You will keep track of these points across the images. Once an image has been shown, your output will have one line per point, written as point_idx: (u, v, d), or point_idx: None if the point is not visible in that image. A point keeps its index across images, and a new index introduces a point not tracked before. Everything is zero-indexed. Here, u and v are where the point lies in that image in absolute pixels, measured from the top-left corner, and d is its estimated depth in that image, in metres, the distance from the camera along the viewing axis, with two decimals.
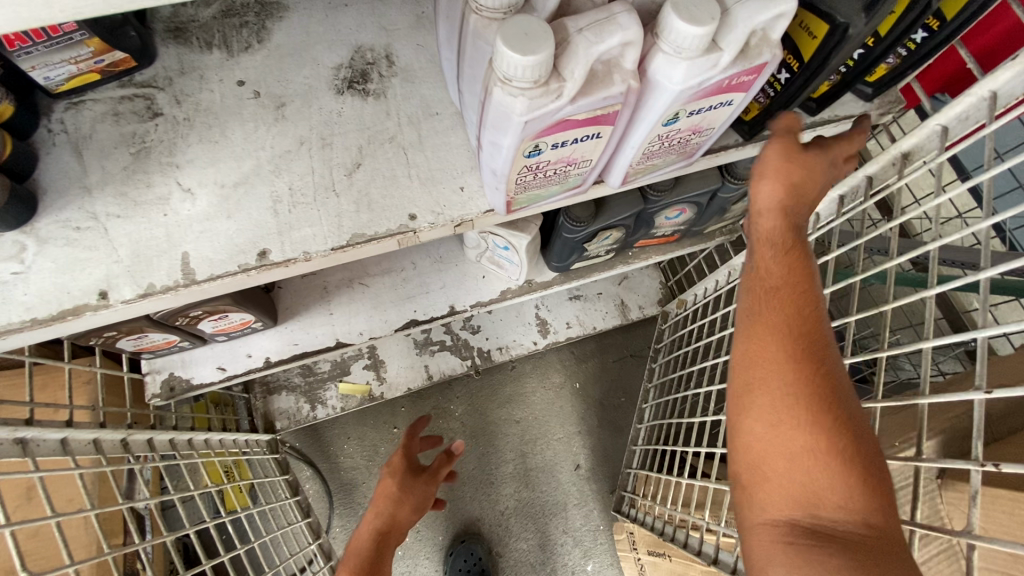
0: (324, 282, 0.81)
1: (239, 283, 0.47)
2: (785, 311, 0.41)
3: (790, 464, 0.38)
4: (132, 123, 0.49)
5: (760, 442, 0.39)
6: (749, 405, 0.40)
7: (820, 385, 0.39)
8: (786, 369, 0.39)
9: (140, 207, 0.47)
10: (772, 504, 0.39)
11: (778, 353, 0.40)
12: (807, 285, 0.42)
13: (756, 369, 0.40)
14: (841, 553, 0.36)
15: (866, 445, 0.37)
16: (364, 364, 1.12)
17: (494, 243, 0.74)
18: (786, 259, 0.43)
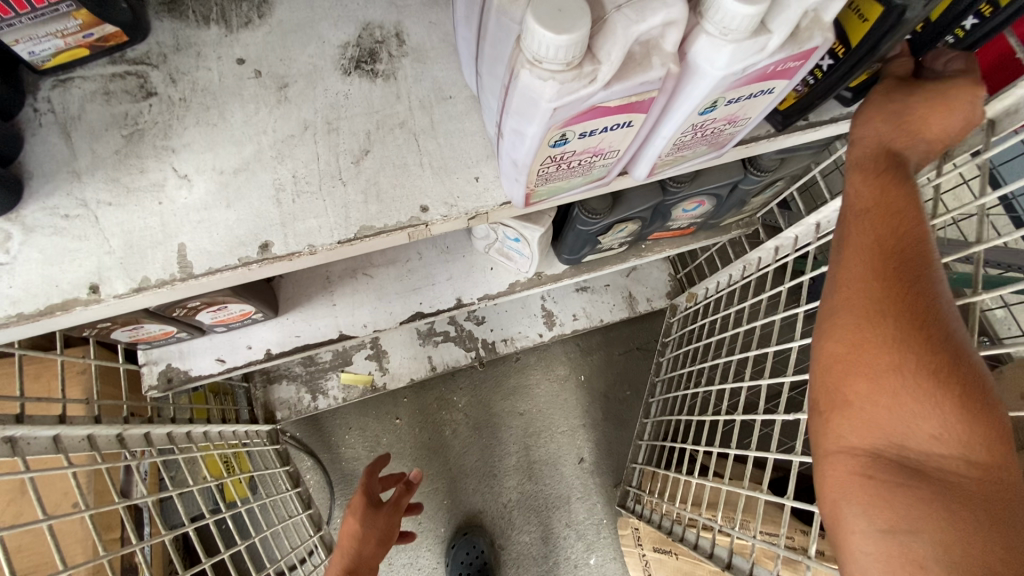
0: (327, 272, 0.79)
1: (239, 277, 0.44)
2: (881, 232, 0.40)
3: (880, 405, 0.39)
4: (124, 103, 0.46)
5: (853, 376, 0.40)
6: (836, 329, 0.41)
7: (932, 328, 0.37)
8: (891, 308, 0.38)
9: (133, 194, 0.43)
10: (854, 434, 0.40)
11: (879, 291, 0.39)
12: (910, 205, 0.40)
13: (851, 295, 0.40)
14: (934, 486, 0.37)
15: (972, 378, 0.37)
16: (366, 354, 1.10)
17: (504, 234, 0.71)
18: (888, 193, 0.41)
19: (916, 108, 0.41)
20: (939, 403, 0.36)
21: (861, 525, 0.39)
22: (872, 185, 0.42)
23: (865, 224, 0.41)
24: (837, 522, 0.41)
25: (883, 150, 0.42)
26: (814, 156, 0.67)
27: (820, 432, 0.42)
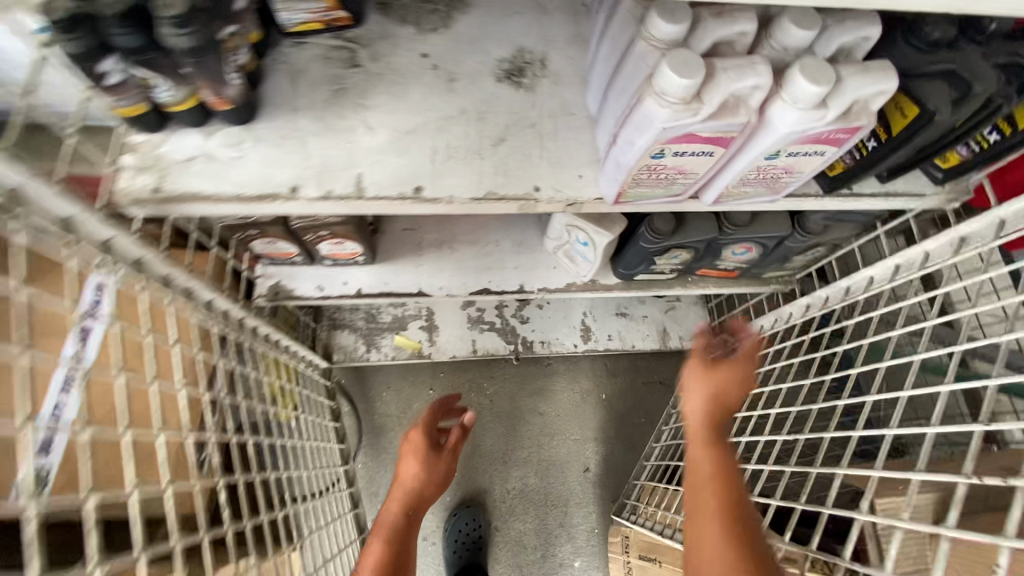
0: (420, 238, 0.93)
1: (391, 207, 0.58)
2: (699, 441, 0.61)
3: (700, 513, 0.55)
4: (337, 67, 0.62)
5: (703, 485, 0.57)
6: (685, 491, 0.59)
7: (739, 492, 0.56)
8: (718, 470, 0.57)
9: (333, 131, 0.59)
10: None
11: (716, 460, 0.59)
12: (720, 391, 0.63)
13: (691, 469, 0.59)
14: None
15: (741, 519, 0.54)
16: (420, 324, 1.24)
17: (576, 237, 0.84)
18: (707, 381, 0.63)
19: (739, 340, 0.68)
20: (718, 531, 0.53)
21: None
22: (699, 416, 0.62)
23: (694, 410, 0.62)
24: None
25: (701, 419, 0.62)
26: (856, 229, 0.78)
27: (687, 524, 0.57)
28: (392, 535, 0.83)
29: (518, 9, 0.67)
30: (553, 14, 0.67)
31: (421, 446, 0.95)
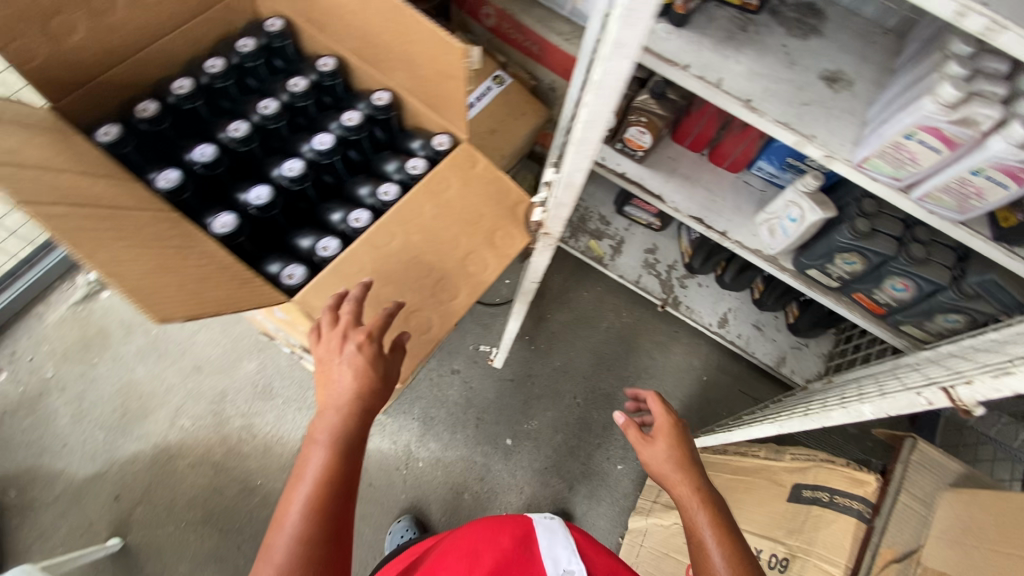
0: (677, 167, 1.31)
1: (726, 103, 0.96)
2: (674, 484, 0.75)
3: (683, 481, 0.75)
4: (733, 26, 1.02)
5: (682, 475, 0.75)
6: (661, 475, 0.77)
7: (702, 475, 0.76)
8: (683, 460, 0.76)
9: (718, 52, 0.98)
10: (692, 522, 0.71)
11: (680, 454, 0.77)
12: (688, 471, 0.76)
13: (664, 470, 0.77)
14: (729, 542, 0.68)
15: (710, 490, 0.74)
16: (610, 242, 1.59)
17: (788, 212, 1.15)
18: (668, 470, 0.77)
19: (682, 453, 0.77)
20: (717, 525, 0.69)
21: None
22: (673, 478, 0.76)
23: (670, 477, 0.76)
24: None
25: (676, 466, 0.76)
26: (998, 309, 1.02)
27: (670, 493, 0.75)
28: (330, 470, 0.57)
29: (850, 50, 1.03)
30: (870, 63, 1.02)
31: (356, 355, 0.60)
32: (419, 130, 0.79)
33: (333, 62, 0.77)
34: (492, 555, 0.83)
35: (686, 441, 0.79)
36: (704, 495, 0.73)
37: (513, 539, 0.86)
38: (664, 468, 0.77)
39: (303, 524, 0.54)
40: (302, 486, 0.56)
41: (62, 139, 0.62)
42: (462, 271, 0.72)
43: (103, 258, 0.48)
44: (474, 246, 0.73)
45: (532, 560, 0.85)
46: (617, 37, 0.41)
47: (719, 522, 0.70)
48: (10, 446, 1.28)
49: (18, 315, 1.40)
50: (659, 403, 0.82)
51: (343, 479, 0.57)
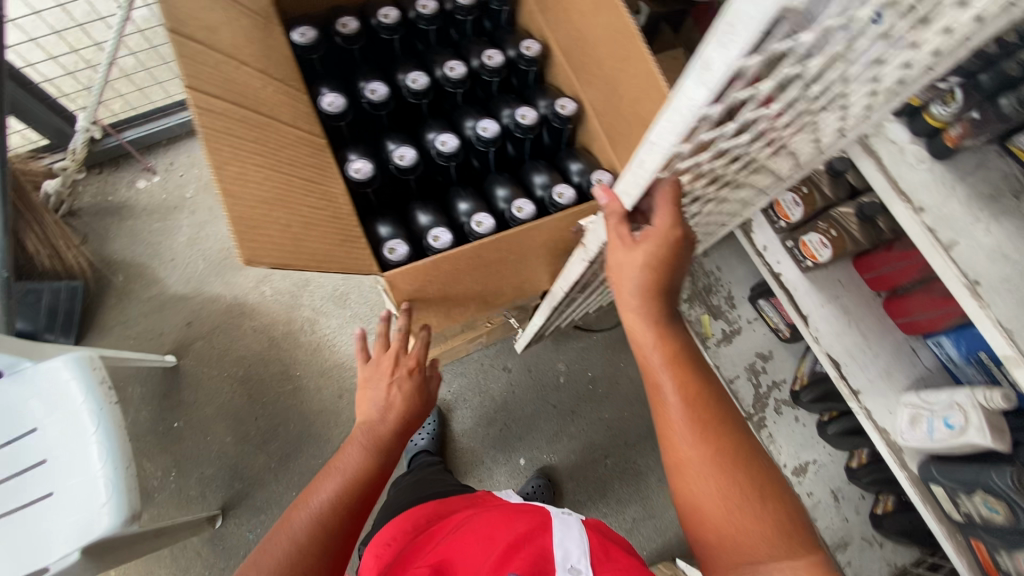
0: (840, 295, 1.12)
1: (946, 273, 0.77)
2: (639, 328, 0.59)
3: (655, 323, 0.59)
4: (1002, 186, 0.81)
5: (653, 311, 0.58)
6: (627, 307, 0.59)
7: (670, 297, 0.60)
8: (654, 282, 0.57)
9: (968, 211, 0.79)
10: (673, 385, 0.57)
11: (656, 275, 0.57)
12: (659, 314, 0.59)
13: (631, 299, 0.58)
14: (714, 427, 0.56)
15: (687, 345, 0.59)
16: (724, 327, 1.44)
17: (944, 414, 0.95)
18: (642, 300, 0.58)
19: (662, 268, 0.57)
20: (700, 411, 0.56)
21: (713, 492, 0.54)
22: (645, 318, 0.59)
23: (641, 326, 0.59)
24: (694, 490, 0.55)
25: (644, 294, 0.58)
26: None
27: (640, 343, 0.59)
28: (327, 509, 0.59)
29: None
30: None
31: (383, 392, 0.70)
32: (585, 153, 0.72)
33: (537, 49, 0.72)
34: (504, 534, 0.68)
35: (677, 266, 0.58)
36: (661, 328, 0.59)
37: (528, 525, 0.70)
38: (643, 313, 0.58)
39: (318, 524, 0.57)
40: (330, 487, 0.61)
41: (261, 30, 0.62)
42: (518, 287, 0.74)
43: (230, 170, 0.48)
44: (534, 258, 0.69)
45: (541, 545, 0.66)
46: (702, 60, 0.37)
47: (677, 360, 0.58)
48: (136, 238, 1.45)
49: (187, 134, 1.55)
50: (666, 209, 0.54)
51: (370, 482, 0.63)
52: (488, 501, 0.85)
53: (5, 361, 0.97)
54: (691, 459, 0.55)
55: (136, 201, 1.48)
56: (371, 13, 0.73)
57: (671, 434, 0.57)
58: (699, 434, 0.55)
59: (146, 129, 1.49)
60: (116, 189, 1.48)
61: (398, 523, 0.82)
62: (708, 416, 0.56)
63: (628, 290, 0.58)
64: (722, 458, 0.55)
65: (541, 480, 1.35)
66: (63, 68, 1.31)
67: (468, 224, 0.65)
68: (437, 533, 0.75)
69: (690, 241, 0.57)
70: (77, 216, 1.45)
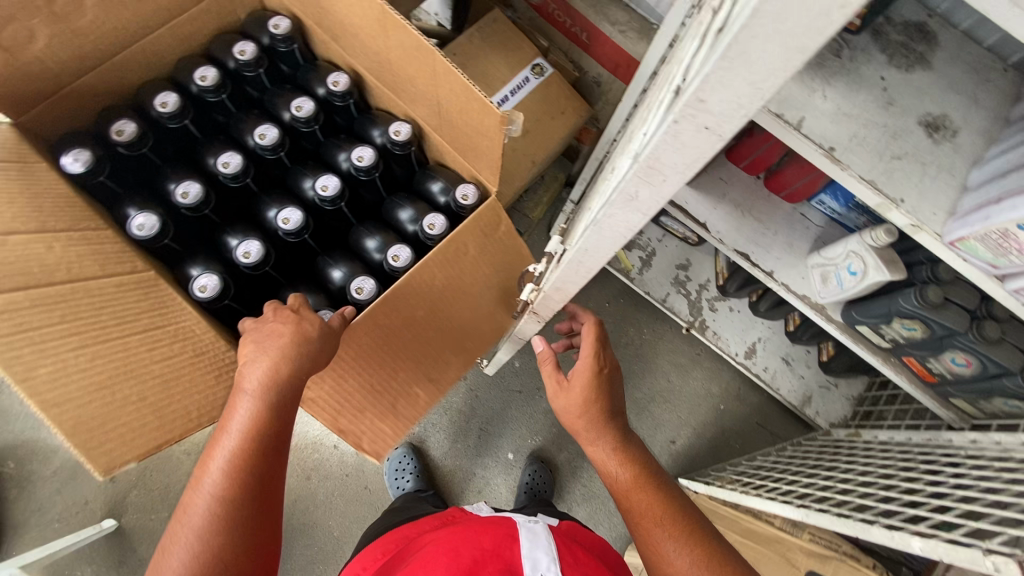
0: (726, 191, 1.17)
1: (805, 149, 0.81)
2: (599, 451, 0.71)
3: (610, 449, 0.70)
4: (824, 50, 0.85)
5: (602, 435, 0.71)
6: (588, 440, 0.72)
7: (621, 427, 0.72)
8: (600, 416, 0.70)
9: (803, 85, 0.82)
10: (636, 491, 0.68)
11: (597, 411, 0.71)
12: (612, 438, 0.71)
13: (587, 430, 0.71)
14: (678, 520, 0.64)
15: (642, 461, 0.70)
16: (641, 254, 1.47)
17: (847, 264, 1.02)
18: (592, 433, 0.71)
19: (605, 408, 0.71)
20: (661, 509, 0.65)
21: None
22: (600, 444, 0.71)
23: (599, 448, 0.71)
24: None
25: (595, 425, 0.71)
26: None
27: (607, 469, 0.71)
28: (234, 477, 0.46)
29: (962, 88, 0.85)
30: (984, 106, 0.84)
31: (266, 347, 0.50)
32: (440, 169, 0.68)
33: (346, 80, 0.65)
34: (468, 550, 0.67)
35: (609, 389, 0.71)
36: (620, 453, 0.70)
37: (493, 540, 0.70)
38: (598, 439, 0.71)
39: (220, 510, 0.46)
40: (219, 462, 0.47)
41: (20, 179, 0.52)
42: (459, 346, 0.69)
43: (42, 373, 0.43)
44: (477, 318, 0.69)
45: (509, 557, 0.67)
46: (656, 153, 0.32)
47: (641, 483, 0.68)
48: (8, 415, 1.26)
49: None
50: (590, 345, 0.71)
51: (272, 436, 0.49)
52: (456, 515, 0.84)
53: None
54: (679, 567, 0.61)
55: None
56: (147, 105, 0.63)
57: (643, 533, 0.64)
58: (674, 533, 0.63)
59: None
60: None
61: (362, 558, 0.77)
62: (679, 524, 0.64)
63: (582, 423, 0.71)
64: (699, 557, 0.61)
65: (535, 467, 1.37)
66: None
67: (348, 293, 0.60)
68: (402, 555, 0.74)
69: (615, 370, 0.72)
70: None
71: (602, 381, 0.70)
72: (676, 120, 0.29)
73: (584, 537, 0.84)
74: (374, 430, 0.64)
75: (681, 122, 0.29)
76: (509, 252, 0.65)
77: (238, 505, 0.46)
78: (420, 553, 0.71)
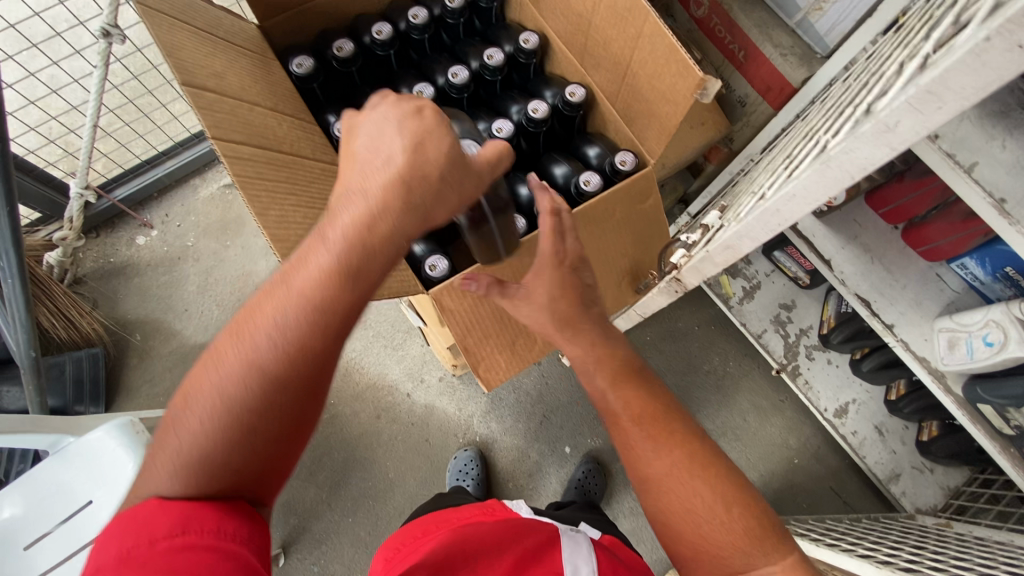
0: (857, 234, 1.13)
1: (972, 197, 0.76)
2: (585, 359, 0.61)
3: (595, 355, 0.61)
4: (1009, 100, 0.80)
5: (580, 337, 0.62)
6: (570, 347, 0.62)
7: (600, 321, 0.63)
8: (577, 311, 0.62)
9: (982, 131, 0.78)
10: (624, 407, 0.58)
11: (568, 307, 0.62)
12: (599, 343, 0.62)
13: (569, 342, 0.62)
14: (673, 434, 0.56)
15: (631, 370, 0.61)
16: (745, 284, 1.44)
17: (982, 332, 0.95)
18: (575, 338, 0.62)
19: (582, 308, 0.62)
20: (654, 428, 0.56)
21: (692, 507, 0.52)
22: (581, 345, 0.62)
23: (582, 358, 0.62)
24: (675, 514, 0.53)
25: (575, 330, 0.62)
26: None
27: (588, 380, 0.61)
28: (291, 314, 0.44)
29: None
30: None
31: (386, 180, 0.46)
32: (598, 137, 0.72)
33: (535, 40, 0.70)
34: (512, 551, 0.66)
35: (580, 282, 0.63)
36: (602, 359, 0.61)
37: (539, 545, 0.68)
38: (579, 345, 0.62)
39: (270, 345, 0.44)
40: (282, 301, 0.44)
41: (261, 67, 0.62)
42: None
43: (271, 215, 0.49)
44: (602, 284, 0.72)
45: (551, 565, 0.65)
46: (936, 82, 0.35)
47: (630, 389, 0.59)
48: (146, 294, 1.44)
49: (177, 183, 1.53)
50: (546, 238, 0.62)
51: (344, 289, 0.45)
52: (501, 509, 0.79)
53: (49, 439, 0.97)
54: (663, 477, 0.54)
55: (138, 258, 1.47)
56: (362, 31, 0.72)
57: (632, 448, 0.56)
58: (666, 443, 0.55)
59: (135, 186, 1.47)
60: (116, 248, 1.47)
61: (401, 533, 0.74)
62: (673, 429, 0.56)
63: (562, 331, 0.62)
64: (686, 463, 0.54)
65: (590, 466, 1.36)
66: (45, 137, 1.30)
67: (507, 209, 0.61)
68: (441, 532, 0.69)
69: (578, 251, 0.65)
70: (83, 283, 1.43)
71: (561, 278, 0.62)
72: (992, 37, 0.32)
73: (625, 556, 0.80)
74: (490, 358, 0.70)
75: (995, 43, 0.32)
76: (651, 226, 0.70)
77: (298, 350, 0.44)
78: (463, 537, 0.68)
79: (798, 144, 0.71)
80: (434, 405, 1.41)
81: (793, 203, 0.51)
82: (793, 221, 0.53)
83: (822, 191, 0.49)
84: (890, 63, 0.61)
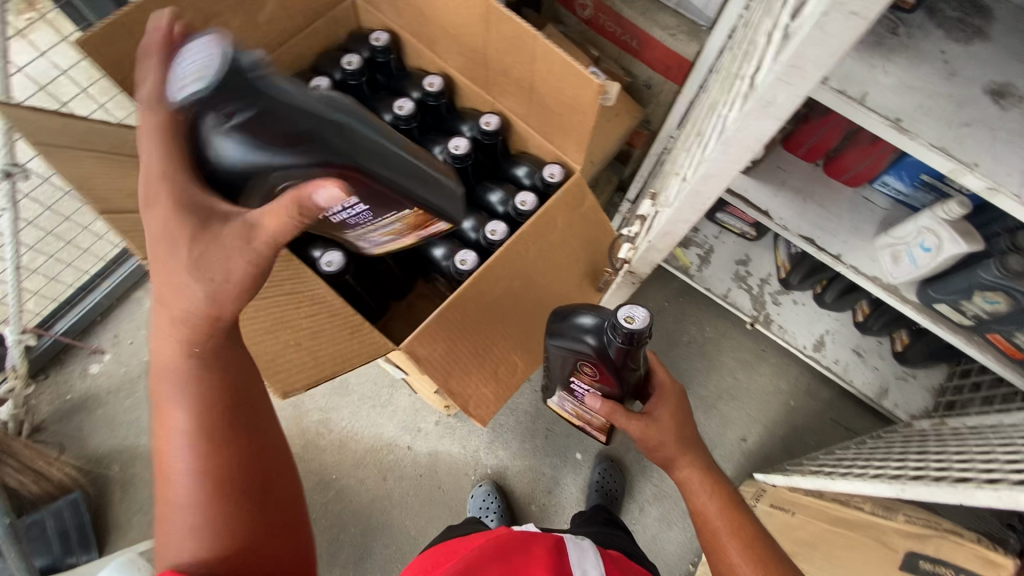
0: (785, 179, 1.19)
1: (871, 123, 0.78)
2: (695, 481, 0.72)
3: (703, 479, 0.72)
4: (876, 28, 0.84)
5: (691, 467, 0.73)
6: (686, 475, 0.73)
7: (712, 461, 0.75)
8: (688, 442, 0.74)
9: (864, 61, 0.80)
10: (726, 523, 0.68)
11: (688, 444, 0.74)
12: (708, 473, 0.73)
13: (682, 466, 0.73)
14: (767, 556, 0.64)
15: (732, 496, 0.71)
16: (698, 252, 1.49)
17: (920, 239, 1.01)
18: (688, 468, 0.73)
19: (696, 447, 0.74)
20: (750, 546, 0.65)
21: None
22: (694, 474, 0.73)
23: (694, 484, 0.72)
24: None
25: (688, 462, 0.73)
26: None
27: (696, 498, 0.71)
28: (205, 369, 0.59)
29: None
30: None
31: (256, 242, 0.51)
32: (524, 157, 0.76)
33: (439, 82, 0.73)
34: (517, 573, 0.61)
35: (690, 419, 0.76)
36: (710, 481, 0.72)
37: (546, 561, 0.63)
38: (690, 475, 0.73)
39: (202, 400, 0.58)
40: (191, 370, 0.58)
41: None
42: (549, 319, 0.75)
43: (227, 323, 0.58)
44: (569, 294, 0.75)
45: None
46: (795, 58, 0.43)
47: (732, 510, 0.69)
48: (114, 423, 1.37)
49: (119, 300, 1.48)
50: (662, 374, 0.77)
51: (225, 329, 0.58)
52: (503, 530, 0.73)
53: None
54: None
55: (97, 387, 1.40)
56: None
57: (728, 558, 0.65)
58: (757, 561, 0.64)
59: (75, 315, 1.41)
60: (71, 384, 1.40)
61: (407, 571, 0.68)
62: (767, 553, 0.64)
63: (678, 458, 0.73)
64: None
65: (604, 466, 1.37)
66: None
67: (613, 326, 0.58)
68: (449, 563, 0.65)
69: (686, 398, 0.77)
70: (45, 428, 1.36)
71: (677, 411, 0.75)
72: (829, 13, 0.39)
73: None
74: (478, 395, 0.71)
75: (831, 15, 0.40)
76: (595, 226, 0.73)
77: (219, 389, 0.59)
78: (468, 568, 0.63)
79: (701, 122, 0.77)
80: (438, 450, 1.39)
81: (710, 183, 0.59)
82: (714, 199, 0.61)
83: (729, 168, 0.57)
84: (761, 29, 0.66)
